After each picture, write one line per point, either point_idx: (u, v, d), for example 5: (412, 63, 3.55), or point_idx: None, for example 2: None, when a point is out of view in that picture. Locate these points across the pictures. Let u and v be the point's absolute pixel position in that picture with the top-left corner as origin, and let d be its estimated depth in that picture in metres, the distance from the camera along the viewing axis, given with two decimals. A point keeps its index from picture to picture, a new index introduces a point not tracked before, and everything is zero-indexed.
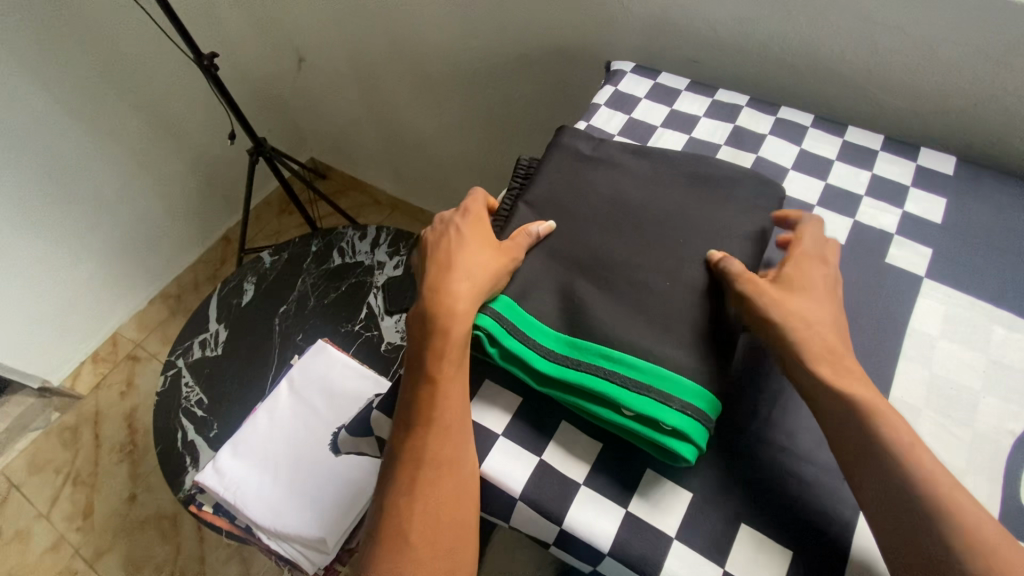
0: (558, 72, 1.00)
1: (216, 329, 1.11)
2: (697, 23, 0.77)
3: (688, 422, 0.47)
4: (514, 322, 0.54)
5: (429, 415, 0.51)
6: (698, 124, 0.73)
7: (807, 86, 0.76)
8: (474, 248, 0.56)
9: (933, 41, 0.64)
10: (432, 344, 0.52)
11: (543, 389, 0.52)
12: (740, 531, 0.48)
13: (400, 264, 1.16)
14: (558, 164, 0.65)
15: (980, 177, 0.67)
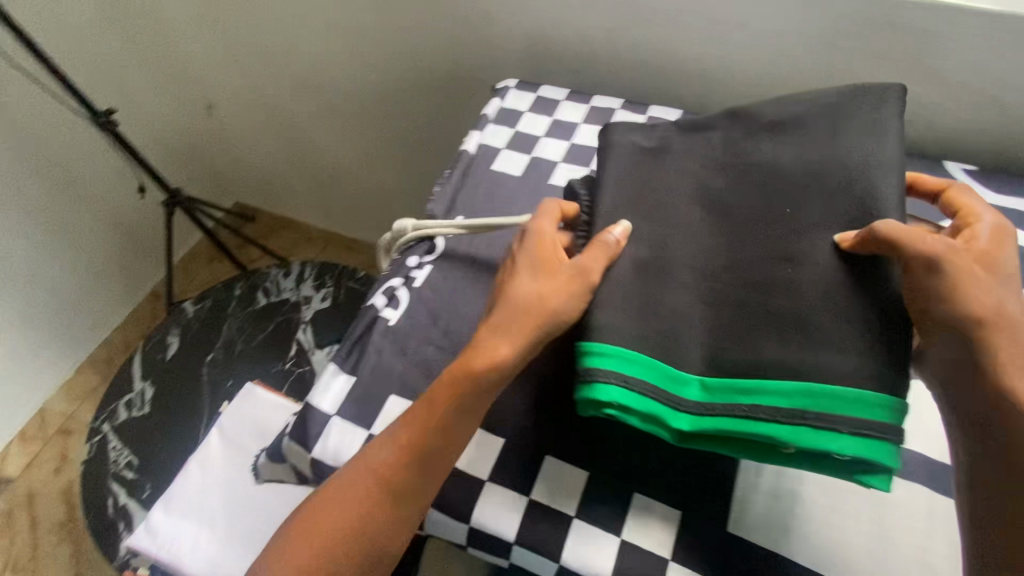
0: (460, 91, 1.01)
1: (142, 387, 0.99)
2: (569, 36, 0.79)
3: (865, 448, 0.39)
4: (644, 377, 0.43)
5: (397, 444, 0.46)
6: (578, 130, 0.73)
7: (673, 92, 0.79)
8: (543, 277, 0.47)
9: (786, 40, 0.69)
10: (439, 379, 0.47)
11: (690, 445, 0.44)
12: (634, 499, 0.47)
13: (327, 296, 1.06)
14: (621, 162, 0.53)
15: None
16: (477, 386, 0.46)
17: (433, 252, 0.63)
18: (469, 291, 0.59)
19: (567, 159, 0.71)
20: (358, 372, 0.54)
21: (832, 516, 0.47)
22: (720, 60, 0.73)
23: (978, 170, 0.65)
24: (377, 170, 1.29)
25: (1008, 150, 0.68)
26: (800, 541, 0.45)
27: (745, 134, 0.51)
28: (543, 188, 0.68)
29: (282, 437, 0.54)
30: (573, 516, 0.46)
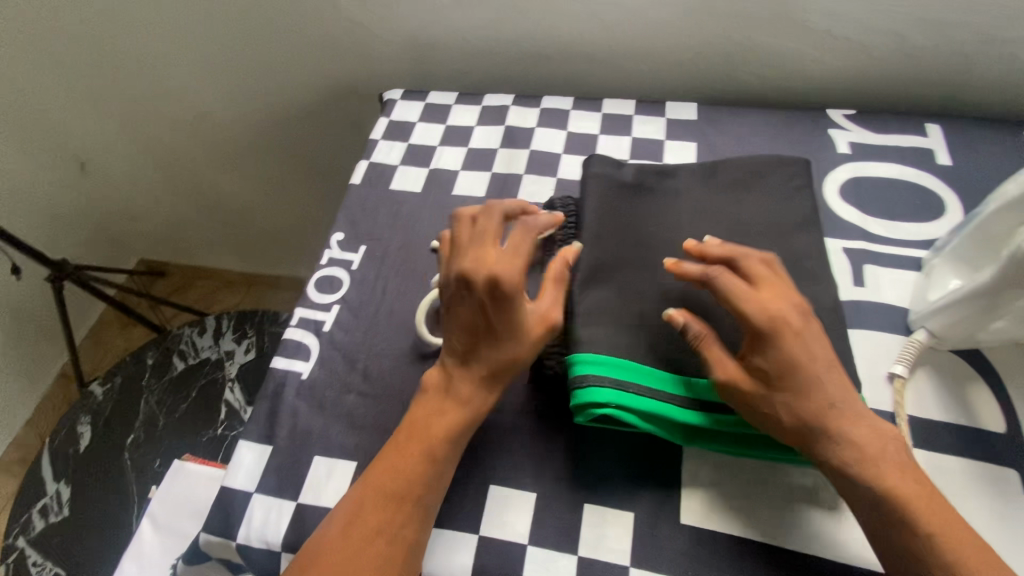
0: (356, 107, 0.95)
1: (56, 488, 0.89)
2: (450, 36, 0.76)
3: None
4: (640, 382, 0.45)
5: (399, 484, 0.42)
6: (472, 134, 0.70)
7: (567, 76, 0.77)
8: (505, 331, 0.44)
9: (662, 17, 0.68)
10: (423, 426, 0.45)
11: (689, 443, 0.45)
12: (585, 512, 0.45)
13: (252, 347, 1.00)
14: (602, 196, 0.55)
15: (719, 115, 0.68)
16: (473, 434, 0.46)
17: (337, 289, 0.59)
18: (382, 326, 0.55)
19: (467, 166, 0.67)
20: (274, 440, 0.50)
21: (778, 483, 0.45)
22: (604, 38, 0.71)
23: (858, 113, 0.67)
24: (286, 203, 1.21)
25: (882, 90, 0.70)
26: (750, 517, 0.44)
27: (688, 186, 0.57)
28: (446, 200, 0.64)
29: (200, 532, 0.48)
30: (525, 543, 0.44)
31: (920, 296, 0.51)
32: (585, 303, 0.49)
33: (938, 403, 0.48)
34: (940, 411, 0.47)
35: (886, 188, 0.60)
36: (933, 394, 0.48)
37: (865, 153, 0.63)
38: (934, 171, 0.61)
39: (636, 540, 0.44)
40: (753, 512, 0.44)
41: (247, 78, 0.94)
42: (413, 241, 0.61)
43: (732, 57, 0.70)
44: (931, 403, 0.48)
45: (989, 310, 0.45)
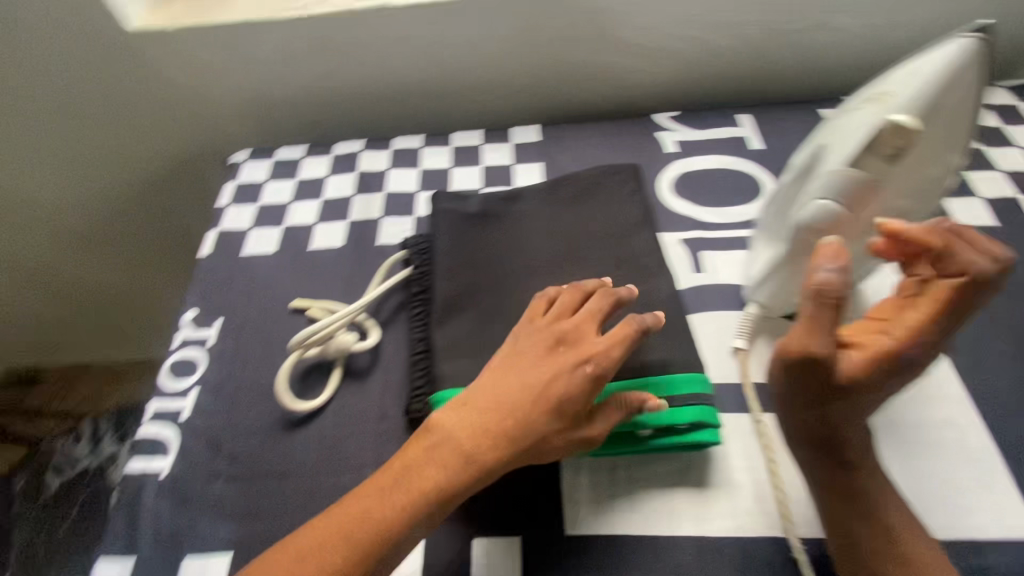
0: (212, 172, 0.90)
1: None
2: (289, 90, 0.75)
3: (700, 410, 0.46)
4: None
5: (367, 530, 0.38)
6: (324, 184, 0.69)
7: (415, 114, 0.77)
8: (545, 425, 0.41)
9: (490, 48, 0.70)
10: (419, 467, 0.41)
11: None
12: (473, 547, 0.45)
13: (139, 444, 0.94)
14: (449, 231, 0.56)
15: (560, 133, 0.72)
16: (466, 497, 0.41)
17: (194, 371, 0.55)
18: (246, 401, 0.53)
19: (321, 218, 0.65)
20: (135, 551, 0.46)
21: (649, 474, 0.48)
22: (440, 74, 0.73)
23: (680, 114, 0.73)
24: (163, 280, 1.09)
25: (702, 88, 0.76)
26: (629, 513, 0.46)
27: (533, 207, 0.60)
28: (302, 257, 0.62)
29: None
30: None
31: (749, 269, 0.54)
32: (442, 339, 0.49)
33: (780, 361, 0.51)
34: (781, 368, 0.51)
35: (712, 179, 0.65)
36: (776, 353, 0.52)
37: (691, 149, 0.68)
38: (752, 156, 0.67)
39: (526, 563, 0.44)
40: (630, 506, 0.46)
41: (79, 160, 0.87)
42: (271, 305, 0.58)
43: (564, 76, 0.74)
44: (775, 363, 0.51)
45: (797, 273, 0.48)
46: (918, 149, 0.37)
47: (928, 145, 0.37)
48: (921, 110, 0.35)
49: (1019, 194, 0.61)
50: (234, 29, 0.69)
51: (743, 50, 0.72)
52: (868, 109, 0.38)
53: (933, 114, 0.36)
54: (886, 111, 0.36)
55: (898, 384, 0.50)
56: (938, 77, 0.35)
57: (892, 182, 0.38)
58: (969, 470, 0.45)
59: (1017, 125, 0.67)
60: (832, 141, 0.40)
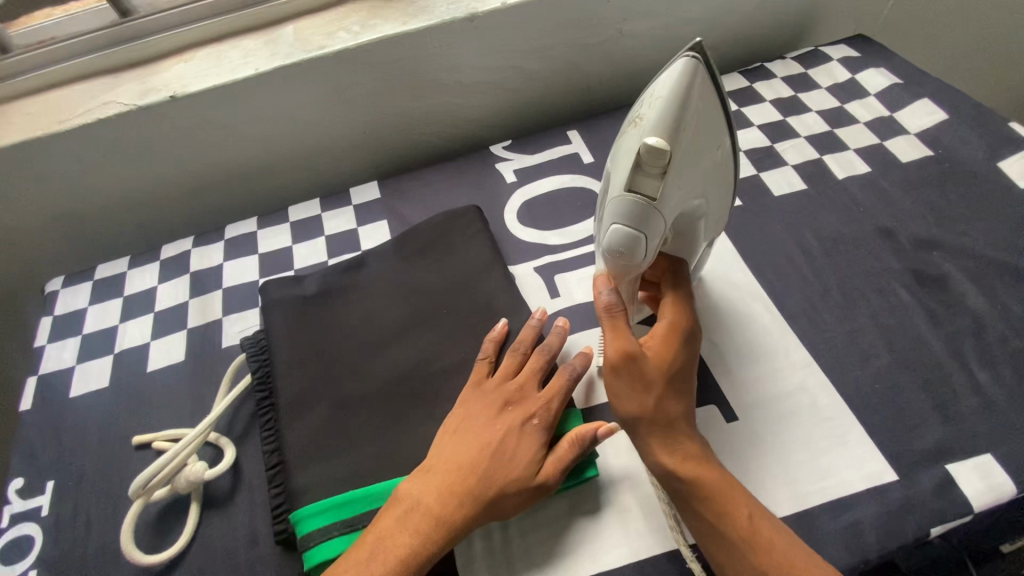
0: None
1: None
2: (98, 201, 0.68)
3: None
4: (370, 506, 0.43)
5: None
6: (156, 295, 0.63)
7: (249, 195, 0.73)
8: (497, 482, 0.40)
9: (306, 115, 0.68)
10: (377, 549, 0.39)
11: None
12: None
13: None
14: (289, 320, 0.53)
15: (401, 185, 0.71)
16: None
17: (29, 550, 0.48)
18: (95, 569, 0.47)
19: (156, 334, 0.60)
20: None
21: (538, 522, 0.46)
22: (262, 151, 0.69)
23: (514, 141, 0.74)
24: None
25: (532, 111, 0.78)
26: (525, 569, 0.44)
27: (378, 272, 0.58)
28: (140, 383, 0.56)
29: None
30: None
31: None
32: (296, 444, 0.46)
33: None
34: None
35: (553, 200, 0.66)
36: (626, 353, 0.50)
37: (529, 175, 0.69)
38: (586, 170, 0.69)
39: None
40: (530, 563, 0.44)
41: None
42: (111, 449, 0.52)
43: (393, 127, 0.72)
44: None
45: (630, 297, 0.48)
46: (683, 159, 0.38)
47: (691, 154, 0.39)
48: (667, 127, 0.37)
49: (821, 155, 0.66)
50: (11, 150, 0.62)
51: (557, 69, 0.74)
52: (632, 132, 0.39)
53: (683, 126, 0.37)
54: (643, 132, 0.38)
55: (752, 361, 0.52)
56: (672, 93, 0.37)
57: (671, 194, 0.39)
58: (827, 430, 0.47)
59: (808, 91, 0.73)
60: (613, 166, 0.41)
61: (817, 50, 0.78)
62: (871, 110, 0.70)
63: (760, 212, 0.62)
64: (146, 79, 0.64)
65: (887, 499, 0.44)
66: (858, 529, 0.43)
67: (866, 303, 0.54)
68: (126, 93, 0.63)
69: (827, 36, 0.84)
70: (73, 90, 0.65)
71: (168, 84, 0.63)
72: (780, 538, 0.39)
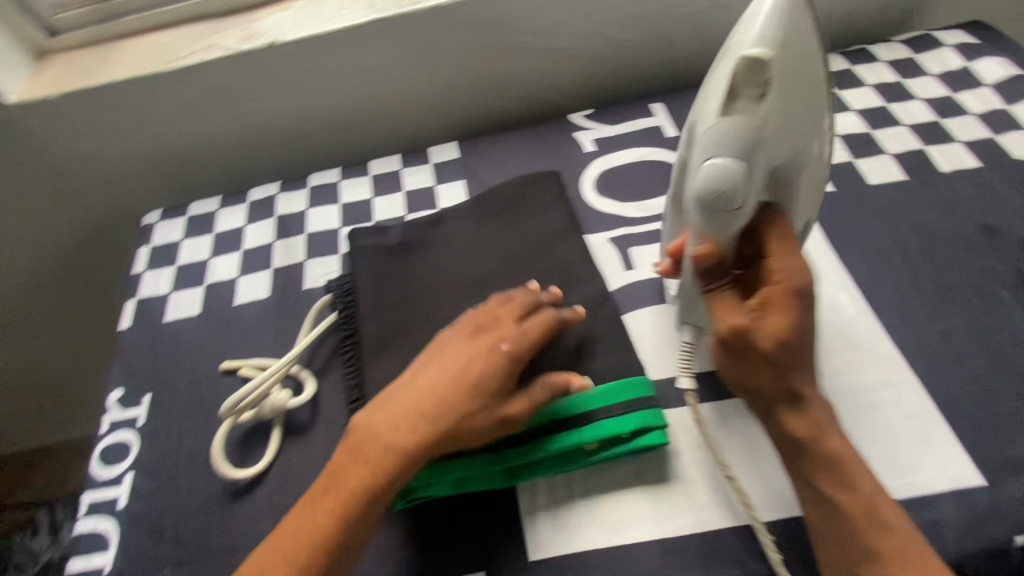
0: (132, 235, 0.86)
1: None
2: (194, 141, 0.72)
3: (640, 416, 0.45)
4: None
5: (290, 552, 0.39)
6: (244, 235, 0.66)
7: (332, 147, 0.75)
8: (452, 407, 0.41)
9: (394, 70, 0.68)
10: (340, 475, 0.41)
11: (512, 481, 0.46)
12: None
13: None
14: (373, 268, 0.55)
15: (479, 147, 0.71)
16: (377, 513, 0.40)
17: (127, 455, 0.53)
18: (186, 478, 0.51)
19: (244, 271, 0.63)
20: None
21: (603, 484, 0.47)
22: (348, 104, 0.71)
23: (596, 111, 0.73)
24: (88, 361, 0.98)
25: (614, 82, 0.76)
26: (586, 525, 0.45)
27: (457, 229, 0.59)
28: (228, 314, 0.60)
29: None
30: None
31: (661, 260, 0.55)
32: (375, 383, 0.48)
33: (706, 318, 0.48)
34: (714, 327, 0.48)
35: (633, 173, 0.66)
36: (693, 306, 0.48)
37: (609, 145, 0.68)
38: (668, 145, 0.67)
39: None
40: (594, 520, 0.46)
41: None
42: (201, 372, 0.56)
43: (475, 89, 0.73)
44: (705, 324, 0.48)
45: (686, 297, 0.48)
46: (783, 79, 0.38)
47: (793, 72, 0.38)
48: (770, 40, 0.37)
49: (923, 145, 0.63)
50: (122, 87, 0.65)
51: (646, 40, 0.72)
52: (721, 67, 0.40)
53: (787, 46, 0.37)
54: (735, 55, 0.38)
55: (832, 350, 0.51)
56: (775, 9, 0.37)
57: (773, 117, 0.38)
58: (911, 427, 0.46)
59: (915, 77, 0.69)
60: (700, 110, 0.41)
61: (926, 35, 0.73)
62: (984, 102, 0.65)
63: (852, 200, 0.60)
64: (247, 26, 0.66)
65: (971, 502, 0.42)
66: (936, 528, 0.41)
67: (963, 302, 0.51)
68: (228, 38, 0.65)
69: (937, 21, 0.79)
70: (179, 33, 0.68)
71: (266, 31, 0.65)
72: (899, 529, 0.37)
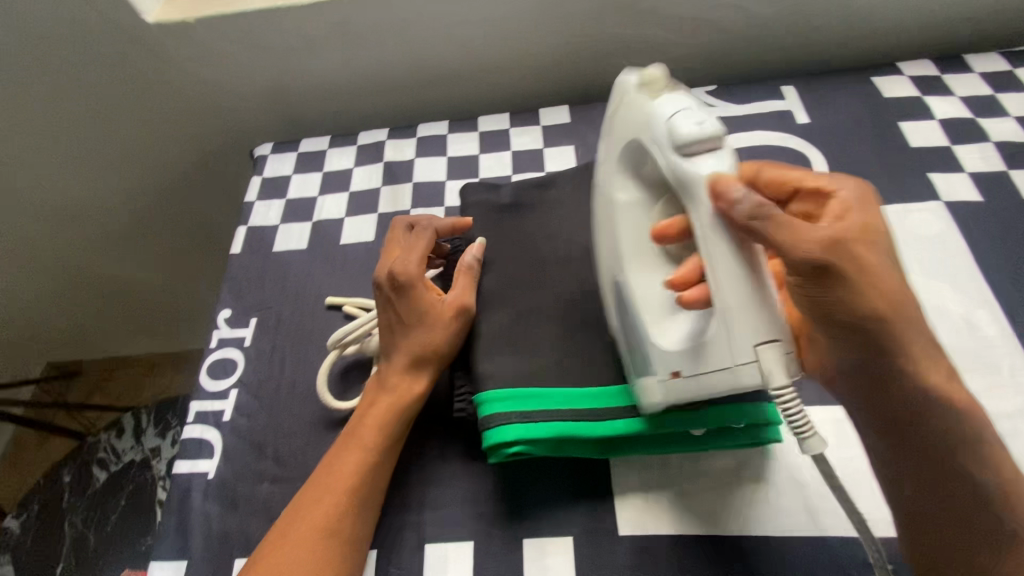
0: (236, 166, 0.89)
1: None
2: (310, 79, 0.73)
3: (753, 409, 0.43)
4: (546, 407, 0.45)
5: (334, 477, 0.43)
6: (352, 176, 0.67)
7: (440, 99, 0.75)
8: (420, 326, 0.48)
9: (517, 25, 0.66)
10: (361, 417, 0.46)
11: (606, 454, 0.45)
12: (526, 548, 0.44)
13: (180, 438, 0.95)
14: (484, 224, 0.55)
15: (591, 114, 0.69)
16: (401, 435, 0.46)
17: (233, 371, 0.55)
18: (286, 402, 0.52)
19: (350, 212, 0.64)
20: (189, 551, 0.46)
21: (700, 471, 0.46)
22: (464, 57, 0.70)
23: (718, 89, 0.69)
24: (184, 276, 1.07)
25: (739, 60, 0.72)
26: (683, 510, 0.44)
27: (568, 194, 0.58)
28: (334, 252, 0.61)
29: None
30: None
31: (631, 344, 0.42)
32: (481, 338, 0.49)
33: (773, 323, 0.35)
34: (787, 338, 0.35)
35: (755, 158, 0.62)
36: (751, 318, 0.35)
37: (730, 127, 0.65)
38: (795, 132, 0.64)
39: (580, 562, 0.43)
40: (689, 506, 0.44)
41: (105, 155, 0.85)
42: (306, 304, 0.58)
43: (594, 53, 0.70)
44: (777, 336, 0.35)
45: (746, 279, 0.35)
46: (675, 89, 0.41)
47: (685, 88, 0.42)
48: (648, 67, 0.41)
49: None
50: (252, 17, 0.66)
51: (785, 17, 0.67)
52: (620, 114, 0.42)
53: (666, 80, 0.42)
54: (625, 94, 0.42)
55: (967, 370, 0.47)
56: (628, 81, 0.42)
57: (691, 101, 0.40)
58: None
59: None
60: (630, 126, 0.41)
61: None
62: None
63: (1001, 214, 0.55)
64: None
65: None
66: None
67: None
68: None
69: None
70: None
71: None
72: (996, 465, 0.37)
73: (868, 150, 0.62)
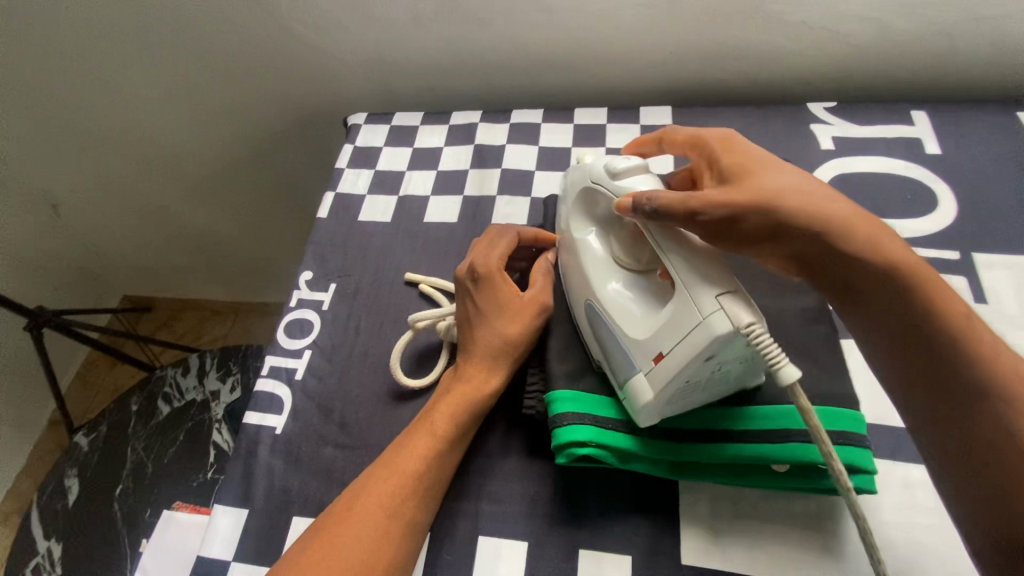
0: (321, 129, 0.91)
1: (48, 546, 0.84)
2: (411, 53, 0.73)
3: (849, 452, 0.39)
4: (617, 416, 0.43)
5: (403, 462, 0.43)
6: (442, 155, 0.67)
7: (536, 85, 0.73)
8: (496, 319, 0.47)
9: (628, 18, 0.64)
10: (434, 405, 0.46)
11: (680, 476, 0.42)
12: (581, 558, 0.42)
13: (237, 385, 0.98)
14: None
15: (695, 118, 0.66)
16: (472, 428, 0.45)
17: (309, 332, 0.56)
18: (357, 370, 0.53)
19: (436, 192, 0.64)
20: (250, 502, 0.47)
21: (779, 514, 0.42)
22: (569, 46, 0.68)
23: (838, 106, 0.65)
24: (259, 231, 1.11)
25: (865, 78, 0.66)
26: (755, 550, 0.41)
27: None
28: (417, 229, 0.61)
29: None
30: None
31: (612, 355, 0.43)
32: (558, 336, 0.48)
33: (724, 278, 0.37)
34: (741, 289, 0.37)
35: (873, 186, 0.57)
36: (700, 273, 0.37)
37: (847, 150, 0.60)
38: (923, 163, 0.58)
39: None
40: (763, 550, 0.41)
41: (205, 105, 0.89)
42: (385, 277, 0.58)
43: (706, 57, 0.67)
44: (727, 288, 0.36)
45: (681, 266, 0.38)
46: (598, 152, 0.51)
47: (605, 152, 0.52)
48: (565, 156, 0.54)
49: None
50: None
51: (929, 36, 0.61)
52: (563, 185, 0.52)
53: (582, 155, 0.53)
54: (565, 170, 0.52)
55: None
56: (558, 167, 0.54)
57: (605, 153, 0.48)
58: None
59: None
60: (572, 185, 0.50)
61: None
62: None
63: None
64: None
65: None
66: None
67: None
68: None
69: None
70: None
71: None
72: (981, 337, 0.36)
73: (1006, 191, 0.56)
